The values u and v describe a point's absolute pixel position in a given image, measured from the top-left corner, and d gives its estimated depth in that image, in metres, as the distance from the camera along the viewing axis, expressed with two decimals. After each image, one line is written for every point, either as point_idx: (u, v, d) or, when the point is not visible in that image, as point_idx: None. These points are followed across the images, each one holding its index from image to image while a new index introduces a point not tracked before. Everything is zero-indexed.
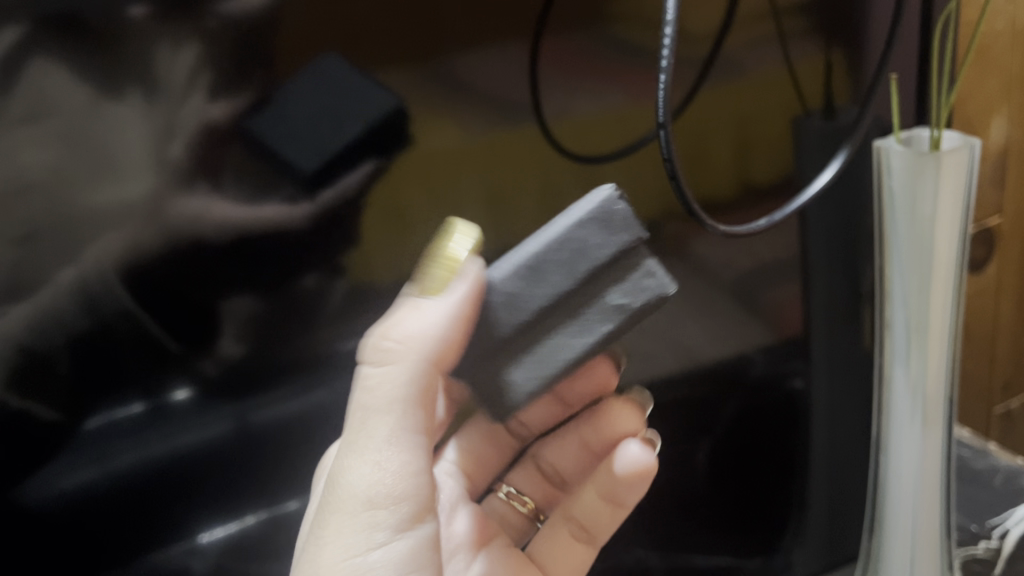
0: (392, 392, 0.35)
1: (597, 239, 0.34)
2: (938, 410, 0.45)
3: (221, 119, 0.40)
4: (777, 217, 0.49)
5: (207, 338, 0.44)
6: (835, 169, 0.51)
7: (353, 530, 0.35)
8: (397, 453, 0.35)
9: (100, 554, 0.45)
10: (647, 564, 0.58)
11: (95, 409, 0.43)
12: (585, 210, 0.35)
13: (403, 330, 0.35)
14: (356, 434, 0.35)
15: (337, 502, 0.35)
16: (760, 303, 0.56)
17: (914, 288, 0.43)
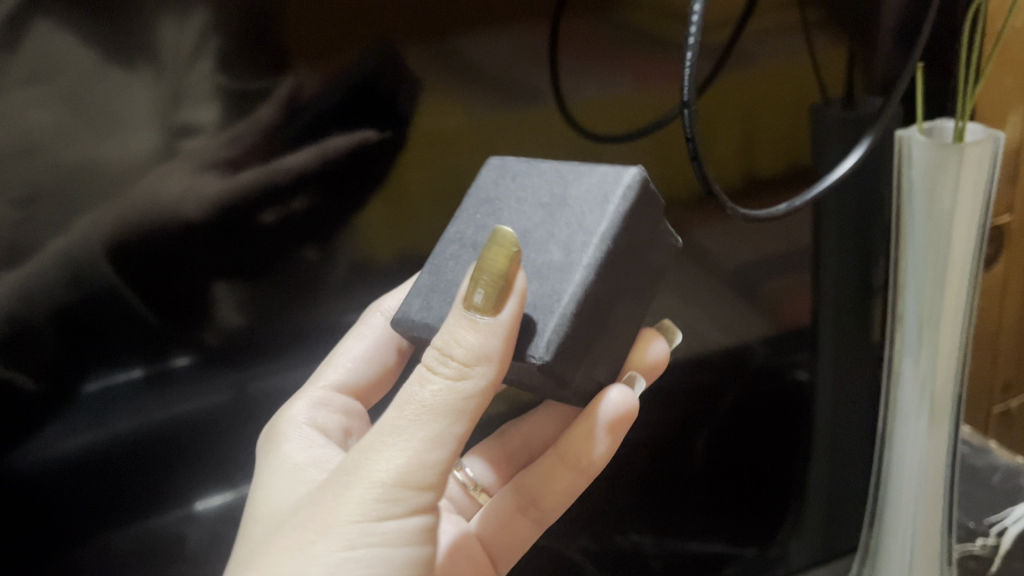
0: (451, 405, 0.31)
1: (642, 216, 0.36)
2: (947, 405, 0.44)
3: (287, 162, 0.42)
4: (798, 203, 0.48)
5: (208, 307, 0.43)
6: (857, 157, 0.50)
7: (361, 511, 0.31)
8: (434, 450, 0.31)
9: (96, 519, 0.45)
10: (641, 549, 0.58)
11: (91, 373, 0.42)
12: (629, 193, 0.35)
13: (466, 351, 0.31)
14: (395, 425, 0.31)
15: (351, 487, 0.31)
16: (764, 294, 0.56)
17: (929, 279, 0.42)
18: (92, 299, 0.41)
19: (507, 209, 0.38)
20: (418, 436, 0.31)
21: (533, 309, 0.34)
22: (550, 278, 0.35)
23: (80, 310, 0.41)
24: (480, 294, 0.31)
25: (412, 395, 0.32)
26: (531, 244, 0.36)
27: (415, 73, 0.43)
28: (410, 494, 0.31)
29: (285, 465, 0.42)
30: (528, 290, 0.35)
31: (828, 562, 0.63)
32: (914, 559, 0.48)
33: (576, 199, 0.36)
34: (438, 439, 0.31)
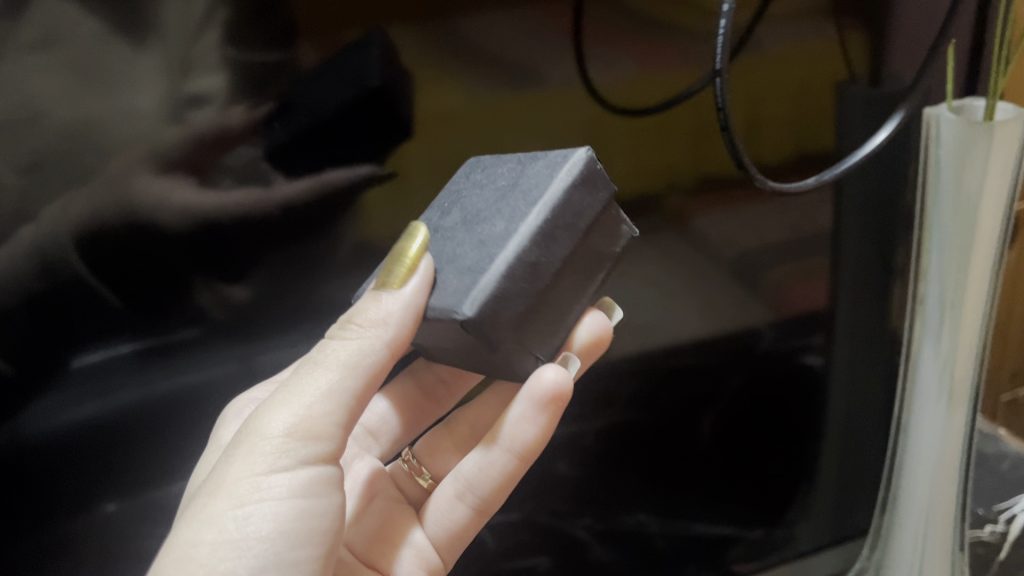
0: (350, 358, 0.38)
1: (591, 197, 0.37)
2: (966, 389, 0.45)
3: (282, 190, 0.42)
4: (825, 177, 0.47)
5: (215, 279, 0.43)
6: (885, 134, 0.49)
7: (265, 464, 0.37)
8: (325, 403, 0.37)
9: (99, 490, 0.45)
10: (647, 529, 0.58)
11: (95, 342, 0.42)
12: (577, 171, 0.37)
13: (371, 318, 0.37)
14: (298, 382, 0.38)
15: (257, 440, 0.37)
16: (769, 281, 0.55)
17: (954, 261, 0.42)
18: (97, 266, 0.40)
19: (465, 198, 0.40)
20: (318, 388, 0.37)
21: (467, 273, 0.35)
22: (488, 244, 0.36)
23: (83, 278, 0.40)
24: (388, 270, 0.38)
25: (322, 353, 0.39)
26: (478, 221, 0.38)
27: (429, 51, 0.43)
28: (298, 446, 0.37)
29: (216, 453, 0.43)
30: (467, 258, 0.36)
31: (838, 544, 0.64)
32: (927, 540, 0.48)
33: (527, 178, 0.38)
34: (333, 391, 0.37)
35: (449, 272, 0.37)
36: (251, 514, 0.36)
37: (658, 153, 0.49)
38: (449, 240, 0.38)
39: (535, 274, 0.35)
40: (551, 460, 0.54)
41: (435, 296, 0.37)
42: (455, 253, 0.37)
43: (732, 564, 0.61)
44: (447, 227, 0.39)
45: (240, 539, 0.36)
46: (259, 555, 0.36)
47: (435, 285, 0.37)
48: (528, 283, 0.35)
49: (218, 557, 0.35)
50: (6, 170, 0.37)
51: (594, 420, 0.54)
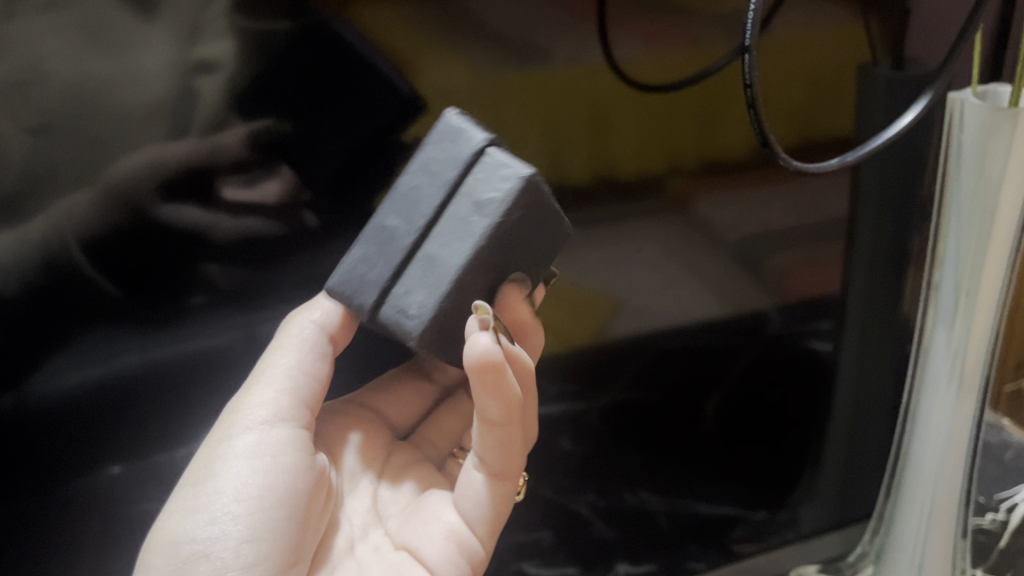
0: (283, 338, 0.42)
1: (444, 147, 0.38)
2: (976, 377, 0.46)
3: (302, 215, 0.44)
4: (851, 157, 0.45)
5: (222, 246, 0.43)
6: (915, 115, 0.46)
7: (226, 435, 0.41)
8: (271, 379, 0.42)
9: (100, 455, 0.45)
10: (649, 507, 0.58)
11: (100, 308, 0.42)
12: (435, 132, 0.39)
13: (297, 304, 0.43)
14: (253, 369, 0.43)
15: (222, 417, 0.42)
16: (771, 267, 0.55)
17: (971, 248, 0.44)
18: (104, 229, 0.40)
19: None
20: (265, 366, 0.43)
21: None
22: None
23: (93, 240, 0.40)
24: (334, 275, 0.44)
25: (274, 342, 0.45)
26: None
27: (445, 22, 0.42)
28: (243, 413, 0.42)
29: None
30: None
31: (840, 526, 0.65)
32: (931, 522, 0.50)
33: None
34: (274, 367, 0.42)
35: None
36: (205, 478, 0.40)
37: (671, 133, 0.49)
38: None
39: (391, 233, 0.38)
40: (555, 437, 0.54)
41: None
42: None
43: (733, 545, 0.61)
44: None
45: (207, 501, 0.40)
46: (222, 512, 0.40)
47: None
48: (380, 245, 0.38)
49: (179, 518, 0.40)
50: (15, 132, 0.37)
51: (598, 399, 0.54)
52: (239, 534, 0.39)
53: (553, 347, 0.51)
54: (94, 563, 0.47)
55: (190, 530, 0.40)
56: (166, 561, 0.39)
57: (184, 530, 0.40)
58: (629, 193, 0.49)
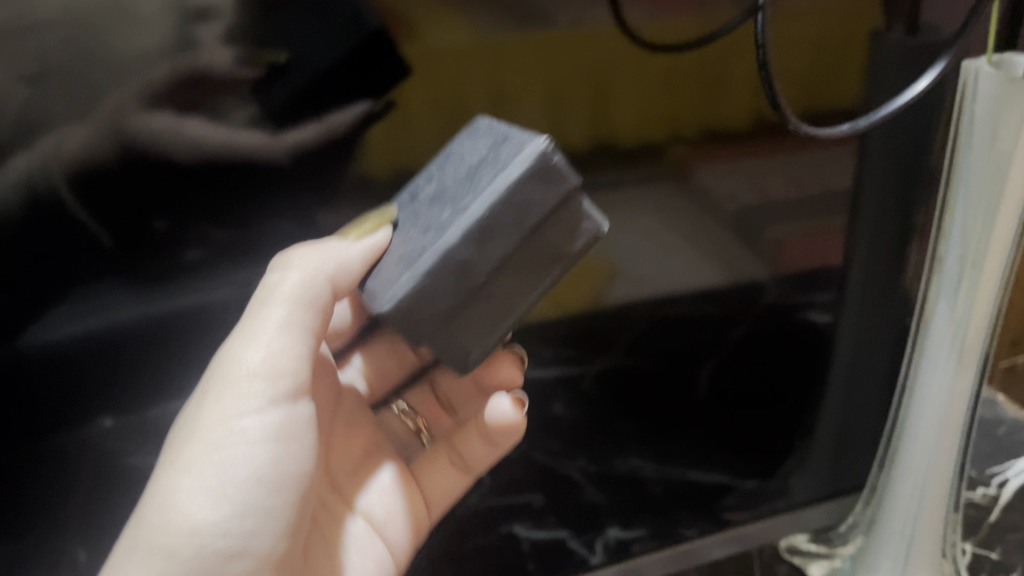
0: (296, 290, 0.40)
1: (541, 195, 0.35)
2: (975, 350, 0.48)
3: (290, 137, 0.42)
4: (860, 124, 0.45)
5: (217, 199, 0.42)
6: (929, 81, 0.47)
7: (241, 406, 0.40)
8: (278, 340, 0.41)
9: (94, 408, 0.44)
10: (640, 473, 0.58)
11: (94, 259, 0.41)
12: (535, 168, 0.35)
13: (309, 257, 0.41)
14: (251, 322, 0.41)
15: (233, 382, 0.40)
16: (767, 239, 0.54)
17: (978, 224, 0.44)
18: (96, 179, 0.40)
19: (449, 167, 0.40)
20: (275, 317, 0.41)
21: (403, 265, 0.37)
22: (429, 242, 0.36)
23: (86, 183, 0.40)
24: (351, 231, 0.41)
25: (266, 287, 0.41)
26: (443, 197, 0.38)
27: None
28: (264, 385, 0.41)
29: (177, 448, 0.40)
30: (414, 242, 0.37)
31: (834, 496, 0.65)
32: (925, 491, 0.53)
33: (487, 156, 0.37)
34: (286, 320, 0.41)
35: (394, 262, 0.38)
36: (226, 463, 0.40)
37: (677, 98, 0.48)
38: (414, 217, 0.39)
39: (463, 272, 0.35)
40: (548, 400, 0.54)
41: (380, 280, 0.38)
42: (410, 232, 0.38)
43: (723, 512, 0.62)
44: (422, 197, 0.40)
45: (219, 484, 0.39)
46: (241, 494, 0.39)
47: (384, 269, 0.38)
48: (454, 281, 0.35)
49: (200, 512, 0.38)
50: (10, 79, 0.37)
51: (592, 363, 0.53)
52: (273, 528, 0.40)
53: (546, 312, 0.51)
54: (82, 518, 0.47)
55: (219, 522, 0.38)
56: (174, 552, 0.37)
57: (210, 523, 0.38)
58: (627, 158, 0.48)
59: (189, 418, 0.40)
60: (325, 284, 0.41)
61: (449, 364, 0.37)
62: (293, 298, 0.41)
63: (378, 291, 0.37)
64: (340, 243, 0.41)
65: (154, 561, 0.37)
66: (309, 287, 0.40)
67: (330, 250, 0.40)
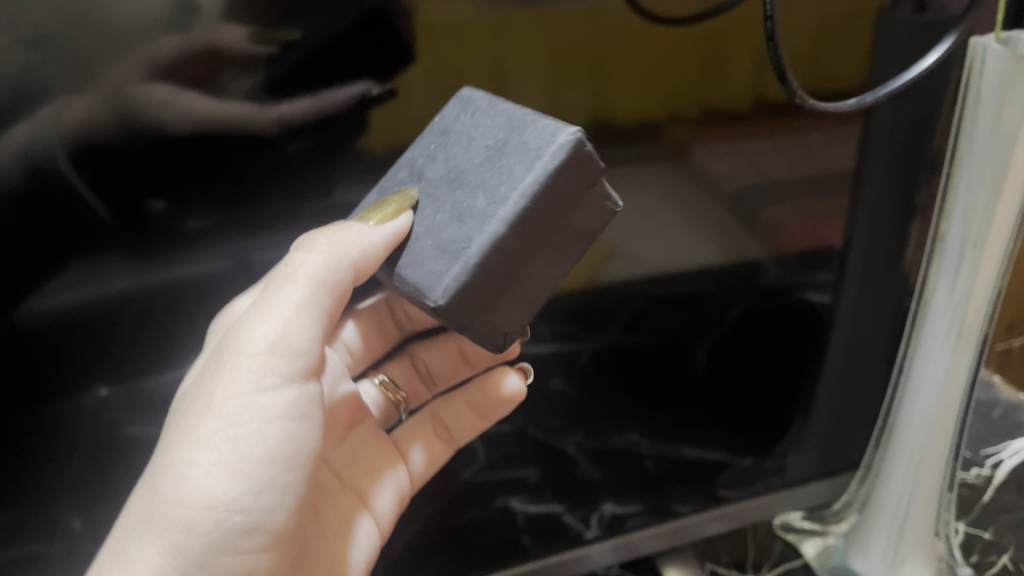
0: (317, 271, 0.40)
1: (573, 179, 0.35)
2: (974, 330, 0.48)
3: (277, 110, 0.42)
4: (868, 99, 0.45)
5: (216, 169, 0.42)
6: (939, 55, 0.46)
7: (258, 385, 0.39)
8: (297, 318, 0.40)
9: (91, 377, 0.44)
10: (636, 449, 0.58)
11: (92, 227, 0.41)
12: (568, 155, 0.34)
13: (332, 240, 0.39)
14: (272, 303, 0.39)
15: (246, 362, 0.39)
16: (766, 219, 0.53)
17: (981, 203, 0.45)
18: (95, 147, 0.39)
19: (462, 145, 0.39)
20: (292, 299, 0.39)
21: (443, 256, 0.36)
22: (466, 235, 0.35)
23: (86, 153, 0.39)
24: (367, 214, 0.40)
25: (287, 267, 0.40)
26: (466, 182, 0.37)
27: None
28: (281, 362, 0.39)
29: (189, 427, 0.38)
30: (446, 231, 0.36)
31: (829, 475, 0.66)
32: (920, 468, 0.53)
33: (509, 139, 0.36)
34: (304, 300, 0.40)
35: (428, 250, 0.37)
36: (241, 441, 0.38)
37: (680, 75, 0.48)
38: (434, 200, 0.38)
39: (506, 260, 0.35)
40: (546, 376, 0.54)
41: (413, 271, 0.37)
42: (436, 218, 0.37)
43: (720, 489, 0.62)
44: (435, 177, 0.39)
45: (234, 460, 0.38)
46: (255, 472, 0.38)
47: (416, 258, 0.37)
48: (495, 269, 0.35)
49: (217, 487, 0.38)
50: (8, 44, 0.36)
51: (590, 340, 0.53)
52: (286, 505, 0.40)
53: None
54: (79, 486, 0.47)
55: (236, 498, 0.38)
56: (182, 525, 0.37)
57: (228, 498, 0.38)
58: (626, 138, 0.48)
59: (202, 396, 0.39)
60: (346, 269, 0.40)
61: (487, 346, 0.37)
62: (312, 279, 0.40)
63: (420, 282, 0.36)
64: (360, 228, 0.39)
65: (171, 535, 0.37)
66: (327, 272, 0.39)
67: (352, 234, 0.39)
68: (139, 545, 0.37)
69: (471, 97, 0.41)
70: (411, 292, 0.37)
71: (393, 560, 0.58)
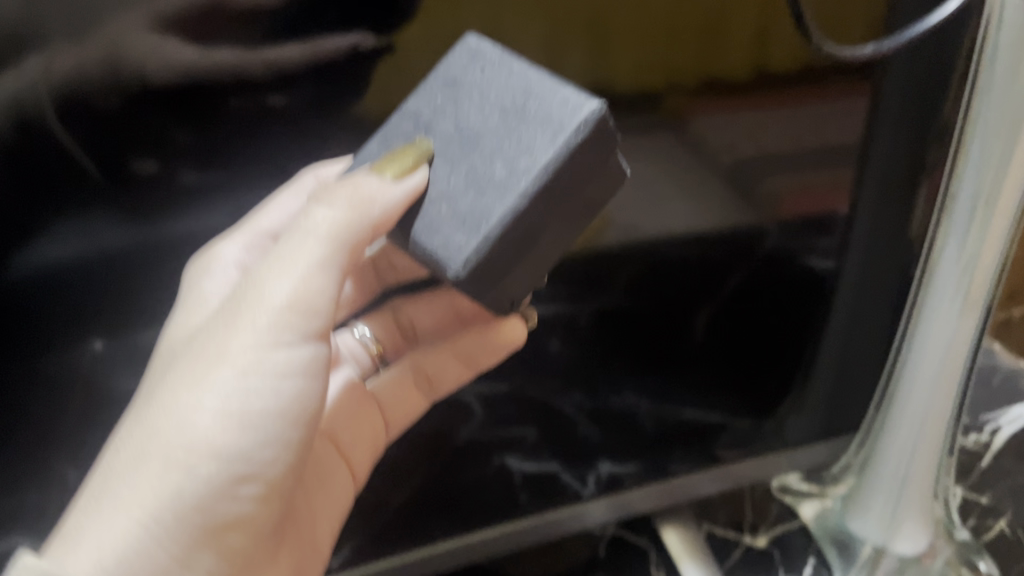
0: (336, 228, 0.38)
1: (590, 153, 0.37)
2: (981, 293, 0.51)
3: (274, 53, 0.40)
4: (885, 46, 0.47)
5: (209, 122, 0.41)
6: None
7: (273, 340, 0.38)
8: (317, 276, 0.38)
9: (82, 331, 0.44)
10: (635, 409, 0.58)
11: (83, 177, 0.40)
12: (590, 131, 0.36)
13: (354, 197, 0.37)
14: (291, 258, 0.38)
15: (260, 313, 0.38)
16: (763, 191, 0.52)
17: (993, 165, 0.47)
18: (88, 95, 0.38)
19: (472, 106, 0.39)
20: (313, 256, 0.38)
21: (463, 223, 0.36)
22: (488, 205, 0.36)
23: (78, 102, 0.38)
24: (383, 165, 0.38)
25: (306, 221, 0.38)
26: (481, 146, 0.38)
27: None
28: (299, 320, 0.38)
29: (203, 376, 0.37)
30: (463, 197, 0.37)
31: (827, 438, 0.66)
32: (922, 427, 0.56)
33: (527, 108, 0.37)
34: (325, 259, 0.38)
35: (444, 215, 0.37)
36: (249, 395, 0.38)
37: (691, 33, 0.46)
38: (445, 160, 0.38)
39: (523, 231, 0.36)
40: (545, 336, 0.53)
41: (428, 236, 0.37)
42: (450, 181, 0.38)
43: (718, 450, 0.63)
44: (444, 136, 0.39)
45: (241, 412, 0.37)
46: (259, 424, 0.38)
47: (431, 224, 0.37)
48: (513, 238, 0.36)
49: (223, 434, 0.37)
50: None
51: (591, 301, 0.53)
52: (285, 460, 0.39)
53: None
54: (72, 441, 0.46)
55: (240, 446, 0.37)
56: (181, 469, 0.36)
57: (231, 446, 0.37)
58: (627, 106, 0.47)
59: (213, 344, 0.38)
60: (370, 228, 0.38)
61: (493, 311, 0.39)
62: (330, 236, 0.38)
63: (437, 249, 0.37)
64: (381, 185, 0.37)
65: (170, 475, 0.36)
66: (344, 231, 0.38)
67: (373, 191, 0.37)
68: (132, 483, 0.35)
69: (481, 49, 0.40)
70: (428, 262, 0.38)
71: (388, 522, 0.57)
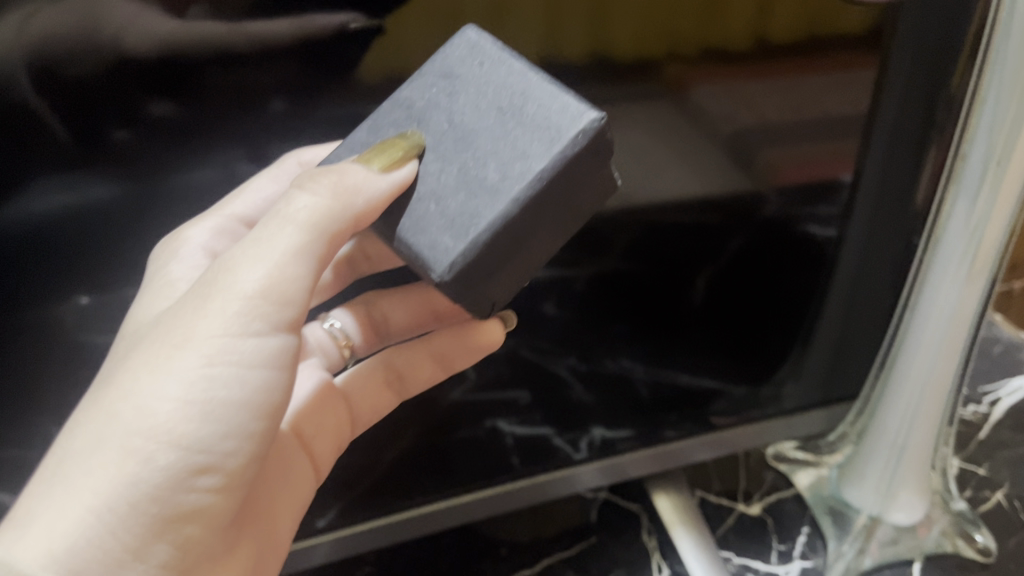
0: (314, 217, 0.36)
1: (585, 163, 0.36)
2: (989, 256, 0.50)
3: (254, 27, 0.38)
4: None
5: (190, 83, 0.39)
6: None
7: (241, 327, 0.35)
8: (293, 263, 0.36)
9: (65, 294, 0.43)
10: (630, 373, 0.57)
11: (60, 141, 0.39)
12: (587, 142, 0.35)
13: (337, 187, 0.36)
14: (267, 243, 0.36)
15: (230, 299, 0.35)
16: (761, 161, 0.51)
17: (1005, 124, 0.46)
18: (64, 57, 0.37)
19: (468, 101, 0.38)
20: (286, 244, 0.36)
21: (452, 225, 0.35)
22: (478, 208, 0.35)
23: (54, 63, 0.37)
24: (368, 159, 0.37)
25: (286, 207, 0.36)
26: (473, 145, 0.37)
27: None
28: (271, 309, 0.36)
29: (161, 360, 0.34)
30: (452, 197, 0.36)
31: (824, 404, 0.65)
32: (922, 396, 0.56)
33: (525, 111, 0.36)
34: (302, 248, 0.36)
35: (431, 214, 0.36)
36: (217, 385, 0.35)
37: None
38: (435, 155, 0.37)
39: (510, 236, 0.36)
40: (538, 299, 0.52)
41: (414, 235, 0.36)
42: (439, 178, 0.37)
43: (712, 416, 0.62)
44: (437, 131, 0.38)
45: (206, 403, 0.35)
46: (224, 416, 0.35)
47: (417, 222, 0.36)
48: (501, 238, 0.35)
49: (186, 423, 0.34)
50: None
51: (588, 265, 0.52)
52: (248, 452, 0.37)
53: None
54: (56, 406, 0.45)
55: (204, 436, 0.35)
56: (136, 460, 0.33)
57: (192, 437, 0.34)
58: (624, 73, 0.45)
59: (177, 328, 0.35)
60: (347, 220, 0.36)
61: (476, 313, 0.39)
62: (309, 224, 0.36)
63: (422, 249, 0.36)
64: (364, 178, 0.36)
65: (127, 465, 0.33)
66: (322, 222, 0.36)
67: (355, 184, 0.36)
68: (87, 470, 0.33)
69: (479, 41, 0.39)
70: (410, 259, 0.37)
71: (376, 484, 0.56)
